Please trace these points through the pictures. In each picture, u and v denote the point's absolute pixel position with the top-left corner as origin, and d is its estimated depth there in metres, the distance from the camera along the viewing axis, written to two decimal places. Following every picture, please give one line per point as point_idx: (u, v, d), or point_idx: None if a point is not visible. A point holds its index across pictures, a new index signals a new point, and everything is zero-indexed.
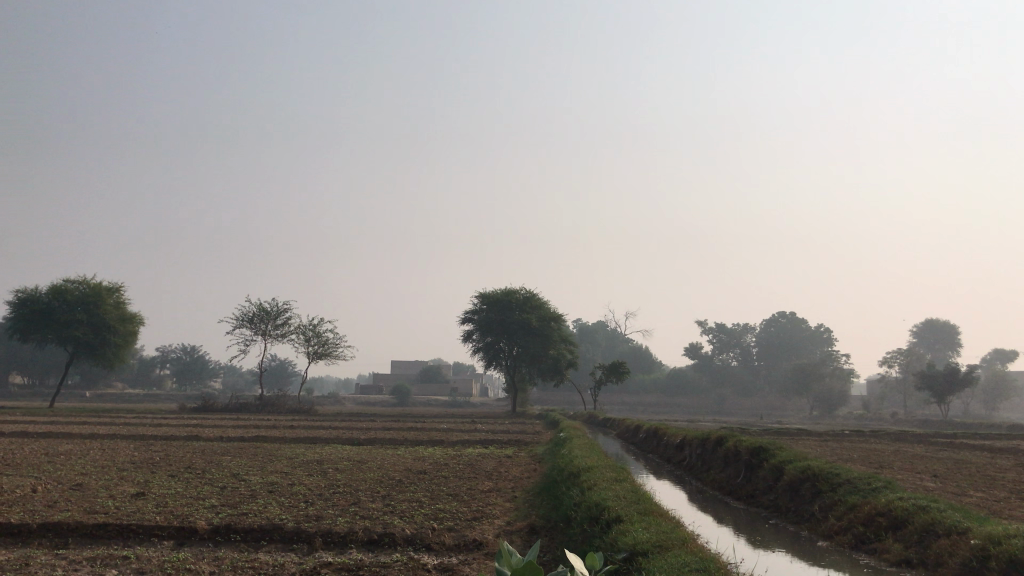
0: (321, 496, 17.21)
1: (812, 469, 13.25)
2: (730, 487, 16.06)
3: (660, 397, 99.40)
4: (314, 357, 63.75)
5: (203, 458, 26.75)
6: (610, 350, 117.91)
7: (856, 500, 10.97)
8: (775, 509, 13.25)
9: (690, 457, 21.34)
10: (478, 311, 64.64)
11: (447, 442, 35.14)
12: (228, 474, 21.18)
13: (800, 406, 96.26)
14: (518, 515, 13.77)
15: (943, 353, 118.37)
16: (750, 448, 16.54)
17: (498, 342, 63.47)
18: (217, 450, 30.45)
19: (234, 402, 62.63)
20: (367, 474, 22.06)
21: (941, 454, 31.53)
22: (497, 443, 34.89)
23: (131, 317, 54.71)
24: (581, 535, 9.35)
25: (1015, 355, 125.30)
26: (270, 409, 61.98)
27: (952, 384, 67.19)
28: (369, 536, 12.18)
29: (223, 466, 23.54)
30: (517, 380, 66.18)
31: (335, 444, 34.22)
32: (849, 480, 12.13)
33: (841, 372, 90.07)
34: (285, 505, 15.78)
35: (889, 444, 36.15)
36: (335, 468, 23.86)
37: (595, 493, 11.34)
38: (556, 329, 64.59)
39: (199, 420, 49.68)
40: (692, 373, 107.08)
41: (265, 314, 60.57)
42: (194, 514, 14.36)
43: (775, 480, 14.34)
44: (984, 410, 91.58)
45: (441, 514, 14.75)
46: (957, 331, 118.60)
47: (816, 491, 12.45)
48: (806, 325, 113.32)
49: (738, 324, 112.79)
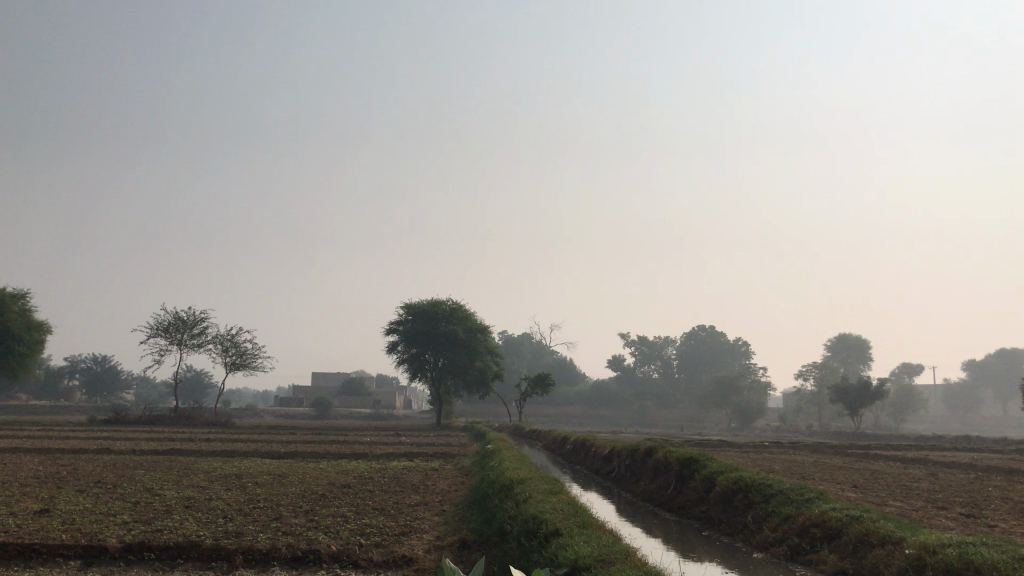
0: (241, 512, 16.52)
1: (744, 479, 13.29)
2: (661, 498, 16.03)
3: (583, 409, 99.97)
4: (232, 368, 62.01)
5: (114, 472, 25.50)
6: (535, 363, 118.22)
7: (789, 510, 10.99)
8: (708, 520, 13.22)
9: (619, 467, 21.29)
10: (403, 322, 63.78)
11: (370, 455, 34.45)
12: (141, 489, 20.18)
13: (719, 418, 98.07)
14: (448, 529, 13.43)
15: (855, 367, 122.35)
16: (681, 459, 16.54)
17: (423, 354, 62.76)
18: (128, 463, 29.19)
19: (147, 414, 60.34)
20: (290, 488, 21.37)
21: (858, 465, 32.33)
22: (422, 456, 34.36)
23: (38, 326, 52.40)
24: (518, 549, 9.06)
25: (922, 369, 130.30)
26: (185, 421, 59.99)
27: (863, 397, 69.29)
28: (293, 552, 11.66)
29: (135, 480, 22.50)
30: (442, 392, 65.60)
31: (254, 457, 33.20)
32: (781, 491, 12.16)
33: (759, 385, 92.07)
34: (203, 521, 15.07)
35: (807, 455, 36.91)
36: (255, 482, 23.03)
37: (530, 505, 11.07)
38: (482, 340, 64.39)
39: (110, 432, 47.67)
40: (615, 386, 108.07)
41: (181, 323, 58.65)
42: (104, 531, 13.58)
43: (706, 491, 14.35)
44: (893, 422, 94.83)
45: (367, 529, 14.31)
46: (867, 346, 122.86)
47: (748, 502, 12.46)
48: (725, 339, 115.82)
49: (659, 337, 114.78)
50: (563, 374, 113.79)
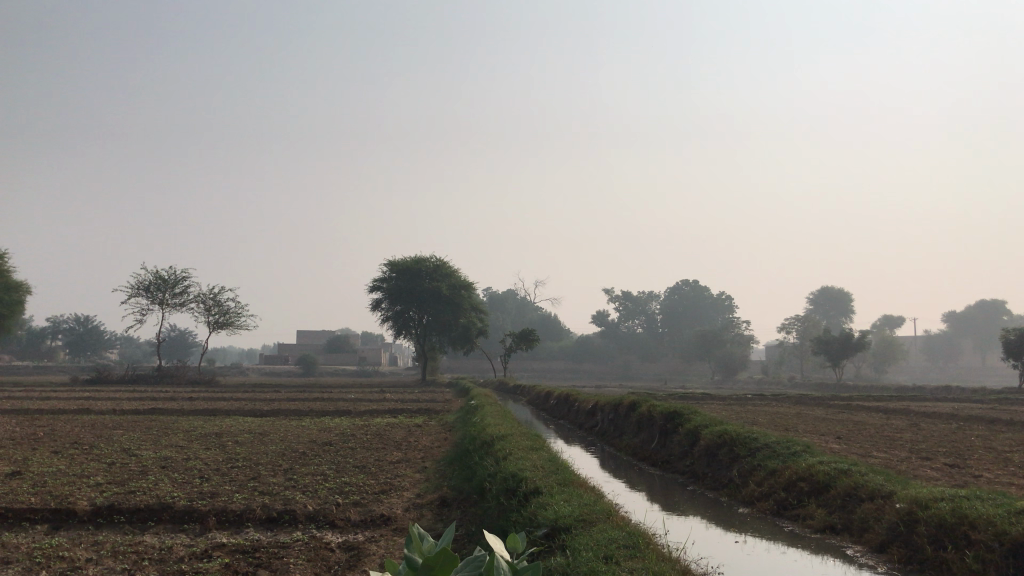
0: (218, 472, 16.19)
1: (729, 433, 13.04)
2: (644, 452, 15.84)
3: (568, 364, 100.25)
4: (215, 328, 61.47)
5: (91, 432, 25.05)
6: (519, 318, 118.28)
7: (776, 464, 10.77)
8: (692, 475, 13.00)
9: (602, 422, 21.11)
10: (386, 280, 63.22)
11: (353, 412, 34.20)
12: (118, 450, 19.78)
13: (702, 371, 98.64)
14: (429, 487, 13.14)
15: (837, 320, 123.15)
16: (664, 413, 16.32)
17: (408, 311, 62.35)
18: (108, 423, 28.78)
19: (130, 374, 59.85)
20: (268, 446, 21.02)
21: (840, 416, 32.42)
22: (405, 412, 34.10)
23: (17, 287, 51.57)
24: (496, 509, 8.76)
25: (903, 321, 131.37)
26: (169, 380, 59.60)
27: (846, 349, 69.60)
28: (267, 514, 11.36)
29: (112, 441, 22.08)
30: (427, 349, 65.39)
31: (236, 415, 32.84)
32: (768, 444, 11.91)
33: (742, 338, 92.47)
34: (177, 482, 14.75)
35: (790, 407, 37.07)
36: (234, 441, 22.69)
37: (511, 463, 10.79)
38: (467, 297, 64.07)
39: (92, 392, 47.31)
40: (599, 341, 108.35)
41: (162, 283, 57.89)
42: (75, 493, 13.22)
43: (690, 445, 14.14)
44: (874, 373, 95.72)
45: (346, 488, 14.01)
46: (849, 298, 123.62)
47: (733, 456, 12.23)
48: (709, 293, 115.95)
49: (643, 292, 114.90)
50: (548, 329, 113.93)
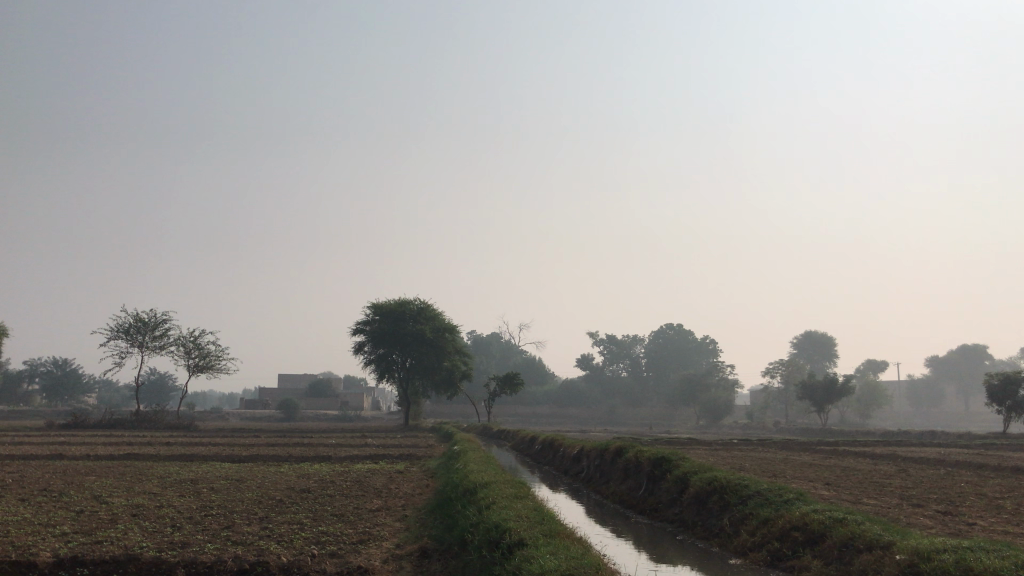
0: (190, 520, 15.65)
1: (719, 480, 12.70)
2: (631, 500, 15.43)
3: (552, 409, 99.57)
4: (195, 371, 60.59)
5: (62, 479, 24.31)
6: (503, 362, 117.61)
7: (768, 513, 10.40)
8: (682, 524, 12.60)
9: (588, 468, 20.71)
10: (370, 323, 62.69)
11: (333, 458, 33.50)
12: (89, 497, 19.14)
13: (687, 416, 98.19)
14: (409, 537, 12.69)
15: (821, 364, 123.34)
16: (652, 459, 15.96)
17: (391, 354, 61.64)
18: (81, 469, 27.96)
19: (107, 419, 58.71)
20: (245, 494, 20.38)
21: (828, 461, 32.00)
22: (386, 458, 33.42)
23: None
24: (478, 561, 8.35)
25: (886, 365, 131.70)
26: (147, 424, 58.45)
27: (830, 394, 69.30)
28: (238, 565, 10.88)
29: (83, 488, 21.41)
30: (410, 393, 64.66)
31: (213, 461, 32.13)
32: (759, 492, 11.57)
33: (726, 383, 92.15)
34: (148, 531, 14.17)
35: (776, 452, 36.79)
36: (210, 488, 22.10)
37: (493, 512, 10.41)
38: (451, 340, 63.59)
39: (68, 437, 46.30)
40: (583, 385, 107.77)
41: (142, 325, 57.15)
42: (38, 543, 12.64)
43: (679, 492, 13.78)
44: (858, 419, 95.51)
45: (323, 537, 13.51)
46: (833, 343, 124.04)
47: (724, 504, 11.87)
48: (693, 337, 115.88)
49: (628, 336, 114.88)
50: (532, 373, 113.35)
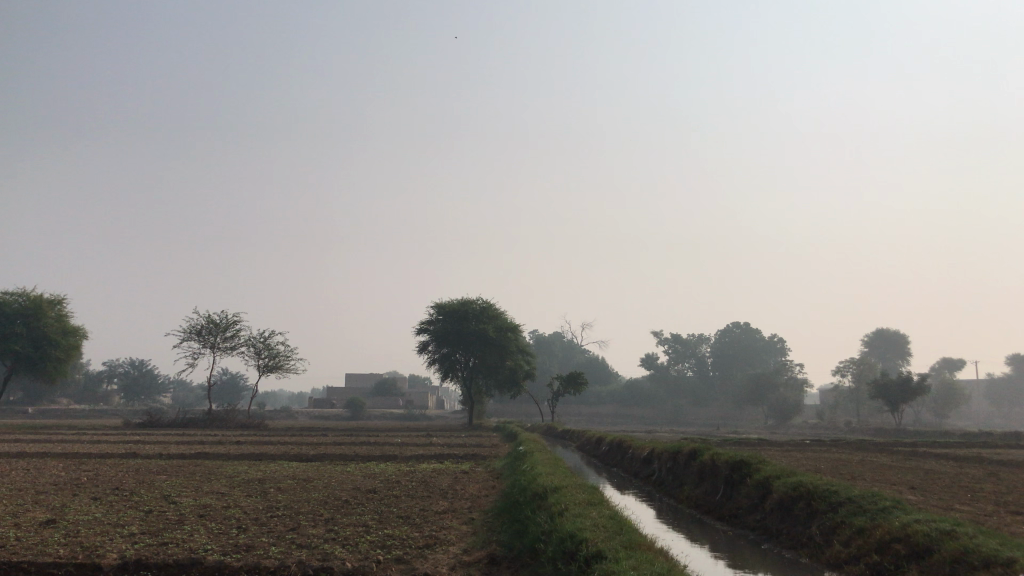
0: (256, 521, 15.54)
1: (804, 486, 11.91)
2: (708, 505, 14.73)
3: (617, 409, 98.59)
4: (265, 371, 61.44)
5: (134, 478, 24.50)
6: (566, 362, 116.89)
7: (864, 522, 9.64)
8: (765, 532, 11.89)
9: (659, 471, 19.99)
10: (433, 322, 62.85)
11: (399, 457, 33.36)
12: (158, 496, 19.20)
13: (755, 416, 96.21)
14: (476, 542, 12.26)
15: (894, 362, 119.58)
16: (729, 461, 15.21)
17: (454, 353, 61.70)
18: (152, 469, 28.22)
19: (181, 418, 59.87)
20: (311, 494, 20.24)
21: (907, 463, 30.65)
22: (452, 458, 33.16)
23: (74, 331, 51.88)
24: (554, 575, 7.84)
25: (963, 364, 127.09)
26: (219, 423, 59.49)
27: (905, 393, 66.77)
28: (303, 570, 10.56)
29: (154, 487, 21.54)
30: (473, 393, 64.52)
31: (281, 460, 32.25)
32: (851, 498, 10.77)
33: (795, 382, 89.95)
34: (213, 532, 13.99)
35: (852, 453, 35.46)
36: (277, 488, 22.06)
37: (568, 520, 9.87)
38: (514, 339, 63.12)
39: (143, 436, 47.28)
40: (648, 385, 106.42)
41: (214, 326, 58.13)
42: (106, 544, 12.57)
43: (760, 497, 13.05)
44: (935, 419, 92.13)
45: (388, 541, 13.14)
46: (907, 341, 120.06)
47: (812, 511, 11.12)
48: (761, 335, 113.23)
49: (693, 335, 113.03)
50: (596, 372, 112.49)
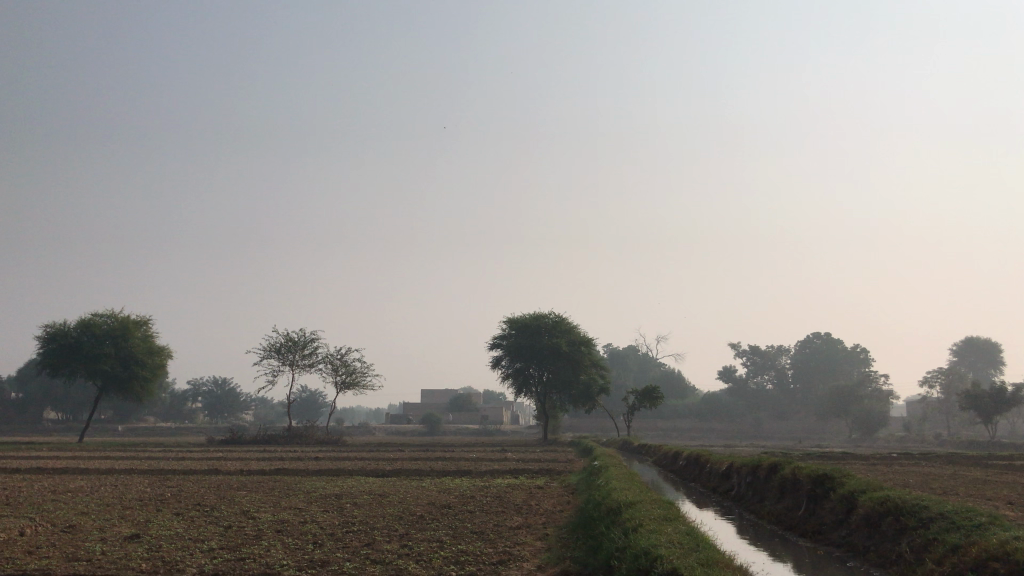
0: (331, 536, 15.66)
1: (893, 500, 11.36)
2: (791, 521, 14.22)
3: (694, 423, 96.90)
4: (342, 388, 62.36)
5: (216, 493, 25.05)
6: (642, 375, 115.57)
7: (958, 539, 9.10)
8: (851, 549, 11.40)
9: (739, 486, 19.49)
10: (506, 337, 62.92)
11: (474, 472, 33.35)
12: (238, 512, 19.55)
13: (838, 429, 93.37)
14: (551, 558, 12.12)
15: (985, 372, 114.64)
16: (812, 475, 14.65)
17: (527, 368, 61.59)
18: (233, 484, 28.81)
19: (262, 434, 61.17)
20: (387, 509, 20.31)
21: (1000, 478, 29.26)
22: (526, 473, 32.99)
23: (160, 351, 53.59)
24: None
25: None
26: (298, 439, 60.60)
27: (998, 404, 63.88)
28: None
29: (234, 503, 21.97)
30: (548, 407, 64.23)
31: (358, 475, 32.62)
32: (943, 514, 10.20)
33: (880, 394, 86.99)
34: (289, 548, 14.13)
35: (944, 467, 33.97)
36: (353, 503, 22.25)
37: (642, 536, 9.64)
38: (588, 353, 62.62)
39: (226, 452, 48.50)
40: (726, 398, 104.29)
41: (292, 344, 59.33)
42: (186, 559, 12.80)
43: (845, 513, 12.53)
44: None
45: (463, 557, 13.02)
46: (998, 349, 115.05)
47: (902, 527, 10.58)
48: (843, 345, 109.81)
49: (771, 346, 110.41)
50: (672, 386, 110.89)
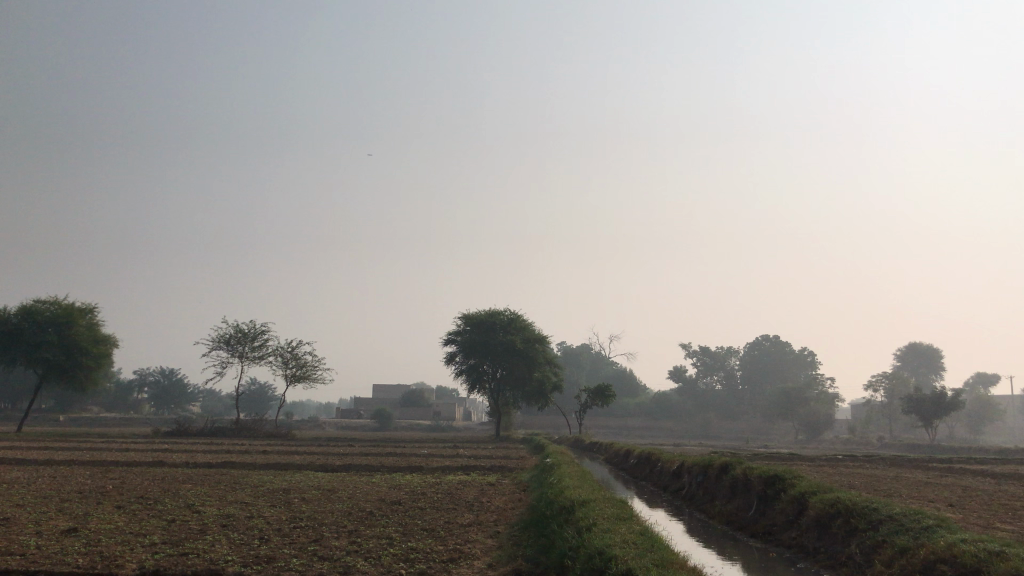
0: (278, 532, 15.33)
1: (843, 502, 11.46)
2: (741, 521, 14.30)
3: (645, 421, 97.71)
4: (293, 381, 61.55)
5: (159, 486, 24.44)
6: (594, 373, 116.18)
7: (906, 541, 9.20)
8: (801, 550, 11.48)
9: (689, 486, 19.59)
10: (461, 333, 62.67)
11: (425, 468, 33.08)
12: (182, 506, 19.07)
13: (784, 430, 94.86)
14: (501, 556, 11.98)
15: (927, 377, 117.43)
16: (763, 476, 14.74)
17: (481, 365, 61.39)
18: (177, 477, 28.16)
19: (209, 426, 60.10)
20: (336, 505, 19.99)
21: (940, 481, 29.91)
22: (477, 470, 32.85)
23: (104, 340, 52.33)
24: None
25: (998, 379, 124.71)
26: (246, 432, 59.68)
27: (939, 409, 65.37)
28: None
29: (178, 496, 21.47)
30: (500, 405, 64.11)
31: (307, 470, 32.13)
32: (892, 516, 10.30)
33: (826, 397, 88.55)
34: (235, 543, 13.79)
35: (886, 470, 34.60)
36: (301, 498, 21.87)
37: (597, 535, 9.55)
38: (542, 351, 62.66)
39: (171, 444, 47.54)
40: (676, 398, 105.32)
41: (242, 336, 58.36)
42: (126, 554, 12.39)
43: (795, 514, 12.63)
44: (970, 435, 90.28)
45: (413, 554, 12.82)
46: (940, 355, 117.94)
47: (851, 529, 10.68)
48: (791, 348, 111.55)
49: (722, 348, 111.74)
50: (624, 385, 111.67)
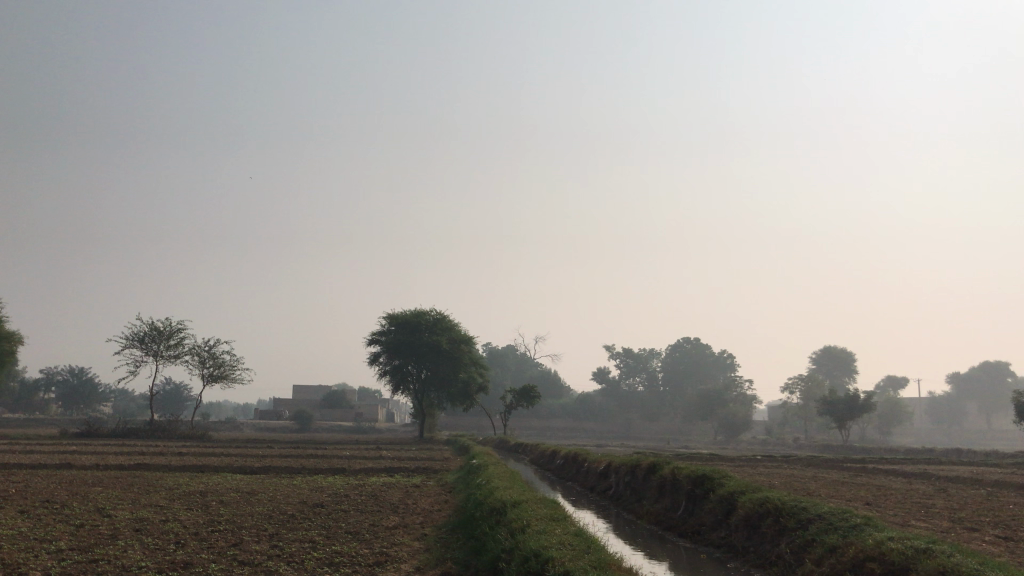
0: (195, 536, 14.71)
1: (772, 501, 11.55)
2: (669, 521, 14.34)
3: (569, 423, 98.36)
4: (210, 381, 59.83)
5: (65, 490, 23.28)
6: (519, 374, 116.45)
7: (835, 540, 9.29)
8: (731, 550, 11.53)
9: (617, 485, 19.63)
10: (386, 333, 61.91)
11: (348, 470, 32.46)
12: (92, 510, 18.16)
13: (704, 431, 96.68)
14: (430, 559, 11.71)
15: (840, 379, 121.29)
16: (691, 477, 14.81)
17: (406, 366, 60.75)
18: (85, 480, 26.93)
19: (121, 427, 57.98)
20: (256, 507, 19.35)
21: (856, 480, 30.79)
22: (402, 471, 32.40)
23: (9, 336, 49.89)
24: None
25: (906, 381, 129.67)
26: (161, 433, 57.74)
27: (852, 410, 67.38)
28: None
29: (87, 500, 20.46)
30: (425, 406, 63.56)
31: (225, 472, 31.19)
32: (821, 515, 10.41)
33: (744, 398, 90.57)
34: (149, 549, 13.16)
35: (804, 469, 35.45)
36: (219, 501, 21.13)
37: (531, 536, 9.39)
38: (467, 352, 62.37)
39: (80, 446, 45.61)
40: (600, 399, 106.32)
41: (157, 334, 56.46)
42: (29, 562, 11.67)
43: (723, 514, 12.69)
44: (879, 435, 93.59)
45: (338, 558, 12.43)
46: (852, 358, 121.92)
47: (781, 528, 10.75)
48: (711, 351, 113.83)
49: (644, 350, 113.26)
50: (548, 386, 112.18)
